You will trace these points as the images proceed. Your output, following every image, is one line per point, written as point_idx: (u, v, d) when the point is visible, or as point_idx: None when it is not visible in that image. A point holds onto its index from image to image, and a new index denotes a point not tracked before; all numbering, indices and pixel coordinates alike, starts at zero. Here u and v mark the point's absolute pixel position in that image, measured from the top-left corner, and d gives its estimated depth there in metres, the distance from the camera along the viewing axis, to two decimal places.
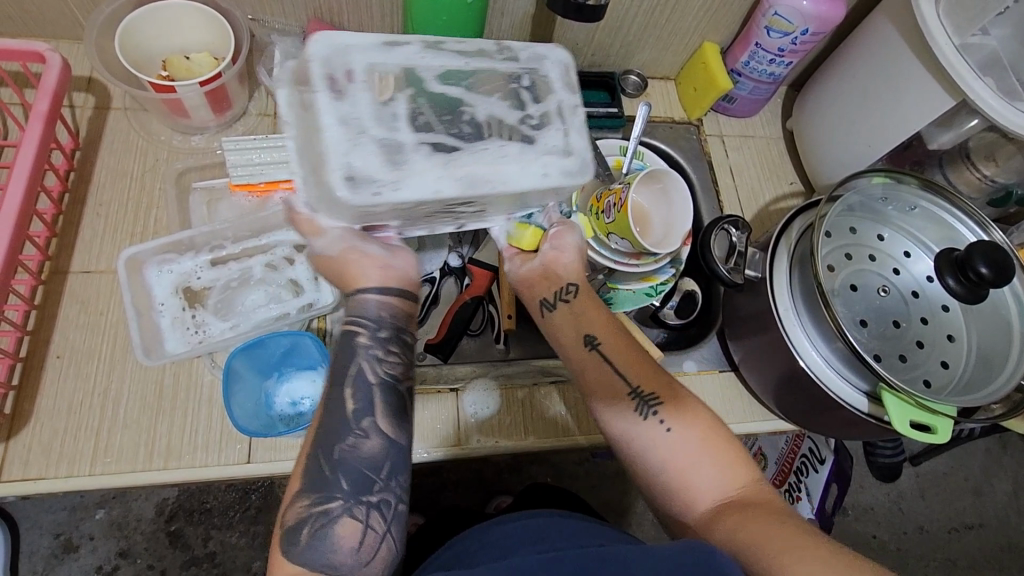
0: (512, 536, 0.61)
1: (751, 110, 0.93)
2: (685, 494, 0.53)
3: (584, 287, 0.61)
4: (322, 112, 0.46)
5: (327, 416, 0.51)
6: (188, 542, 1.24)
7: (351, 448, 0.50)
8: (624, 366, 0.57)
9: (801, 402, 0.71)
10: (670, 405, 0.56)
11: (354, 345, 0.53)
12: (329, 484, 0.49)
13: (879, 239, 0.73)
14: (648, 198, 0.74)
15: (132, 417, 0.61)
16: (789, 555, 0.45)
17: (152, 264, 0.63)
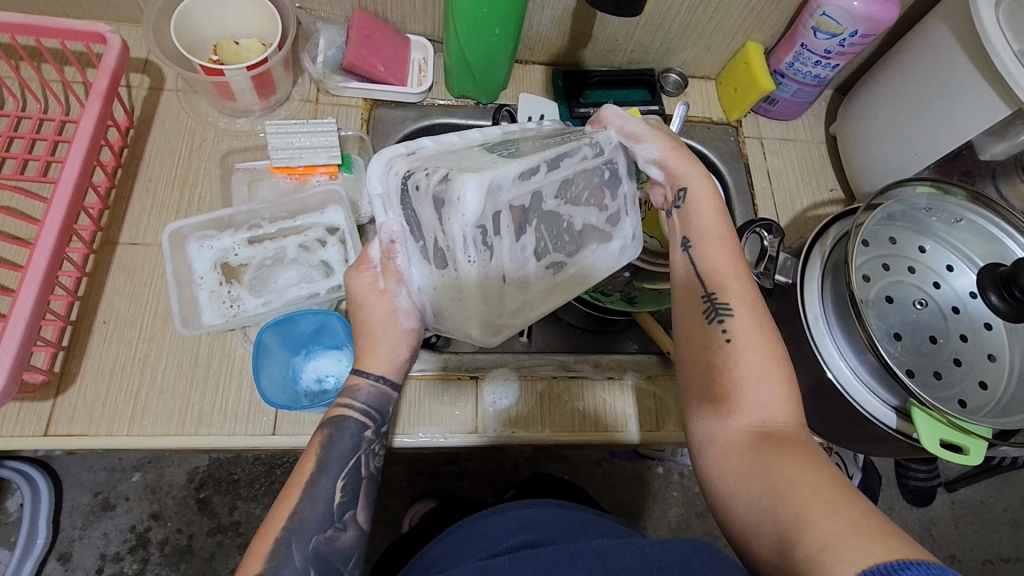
0: (503, 528, 0.62)
1: (793, 113, 0.91)
2: (725, 414, 0.51)
3: (695, 189, 0.58)
4: (433, 293, 0.52)
5: (310, 506, 0.53)
6: (215, 510, 1.30)
7: (324, 540, 0.53)
8: (705, 270, 0.56)
9: (826, 413, 0.70)
10: (742, 318, 0.53)
11: (357, 435, 0.56)
12: (293, 573, 0.50)
13: (921, 252, 0.71)
14: None
15: (169, 382, 0.64)
16: (817, 512, 0.43)
17: (194, 239, 0.65)
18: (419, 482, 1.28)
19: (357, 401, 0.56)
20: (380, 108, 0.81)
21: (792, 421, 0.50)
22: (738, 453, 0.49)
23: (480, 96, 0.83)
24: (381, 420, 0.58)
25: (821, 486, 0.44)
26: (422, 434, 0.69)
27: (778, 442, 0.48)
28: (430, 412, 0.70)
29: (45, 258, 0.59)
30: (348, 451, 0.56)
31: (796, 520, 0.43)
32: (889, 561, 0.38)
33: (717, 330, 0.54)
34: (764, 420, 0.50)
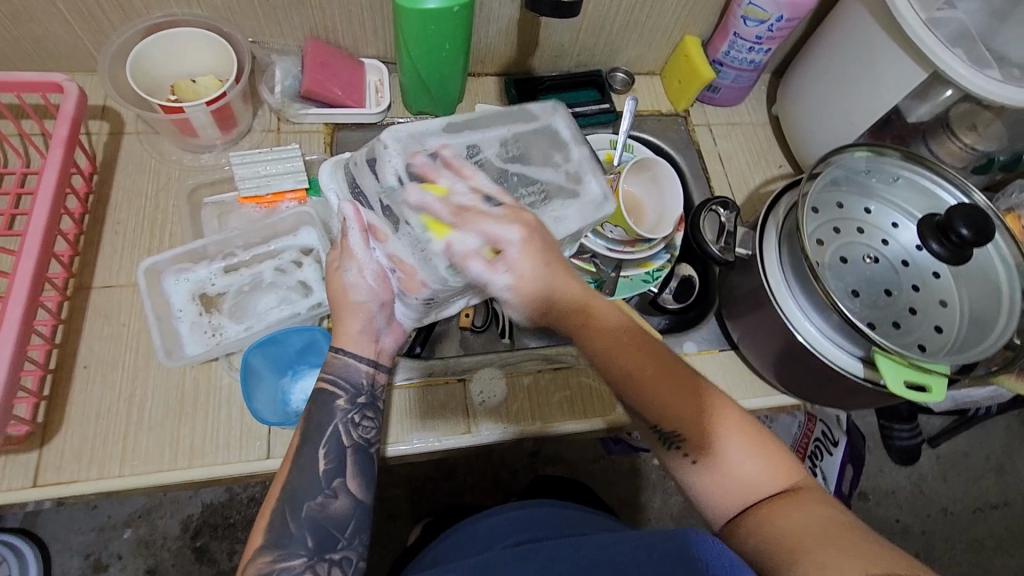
0: (500, 530, 0.67)
1: (735, 99, 0.96)
2: (717, 500, 0.54)
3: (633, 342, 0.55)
4: (398, 249, 0.56)
5: (301, 478, 0.57)
6: (213, 557, 1.41)
7: (317, 507, 0.56)
8: (657, 414, 0.54)
9: (801, 373, 0.73)
10: (733, 442, 0.54)
11: (331, 406, 0.60)
12: (294, 542, 0.54)
13: (867, 213, 0.75)
14: (639, 186, 0.81)
15: (157, 419, 0.64)
16: (832, 553, 0.46)
17: (169, 273, 0.65)
18: (419, 501, 1.28)
19: (339, 377, 0.61)
20: (341, 131, 0.83)
21: (763, 459, 0.54)
22: (738, 525, 0.52)
23: (438, 110, 0.86)
24: (361, 391, 0.62)
25: (827, 530, 0.48)
26: (416, 440, 0.70)
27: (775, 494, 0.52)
28: (422, 417, 0.72)
29: (20, 307, 0.59)
30: (328, 423, 0.59)
31: (786, 553, 0.48)
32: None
33: (680, 454, 0.55)
34: (751, 491, 0.53)
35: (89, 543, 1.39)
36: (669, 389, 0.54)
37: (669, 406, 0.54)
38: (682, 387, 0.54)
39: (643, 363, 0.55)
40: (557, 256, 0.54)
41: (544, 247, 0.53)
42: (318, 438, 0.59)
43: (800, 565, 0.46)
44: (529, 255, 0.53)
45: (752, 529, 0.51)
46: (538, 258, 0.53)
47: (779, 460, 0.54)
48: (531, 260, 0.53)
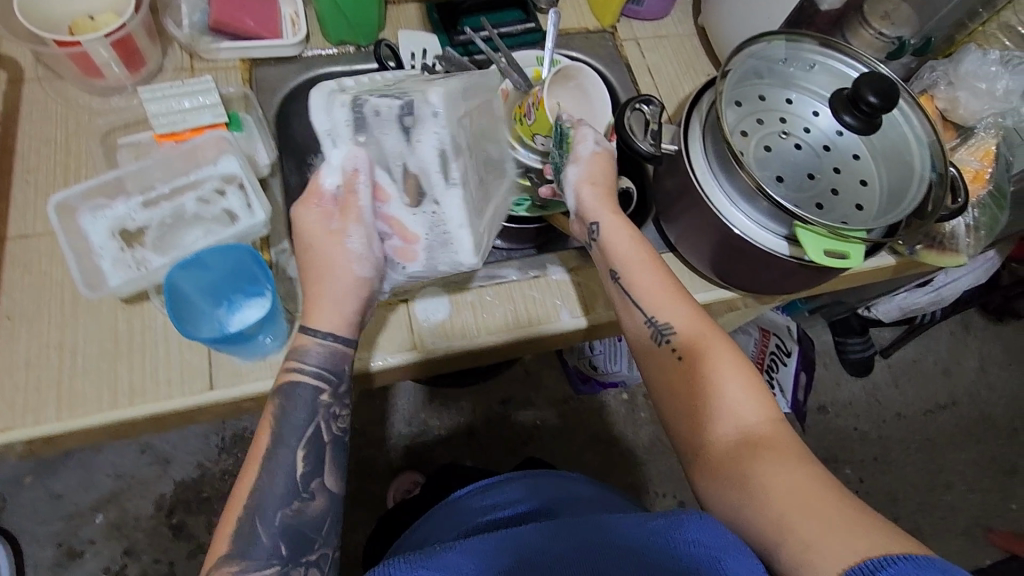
0: (499, 499, 0.76)
1: (659, 11, 0.96)
2: (711, 462, 0.58)
3: (687, 330, 0.63)
4: (407, 219, 0.62)
5: (271, 480, 0.57)
6: (191, 532, 1.43)
7: (291, 513, 0.57)
8: (700, 365, 0.61)
9: (734, 261, 0.76)
10: (735, 385, 0.59)
11: (312, 401, 0.60)
12: (264, 552, 0.56)
13: (789, 103, 0.77)
14: (569, 97, 0.81)
15: (92, 362, 0.63)
16: (814, 528, 0.50)
17: (85, 210, 0.62)
18: None
19: (309, 365, 0.60)
20: (259, 66, 0.80)
21: (772, 424, 0.57)
22: (727, 484, 0.56)
23: (359, 40, 0.84)
24: (337, 380, 0.61)
25: (810, 501, 0.51)
26: (364, 359, 0.71)
27: (764, 456, 0.55)
28: (369, 338, 0.72)
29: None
30: (304, 420, 0.59)
31: (778, 525, 0.51)
32: (874, 557, 0.47)
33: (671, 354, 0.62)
34: (751, 436, 0.57)
35: (60, 532, 1.39)
36: (693, 347, 0.62)
37: (687, 322, 0.63)
38: (702, 327, 0.63)
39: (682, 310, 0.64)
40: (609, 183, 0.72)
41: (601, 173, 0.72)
42: (291, 438, 0.58)
43: (792, 543, 0.50)
44: (591, 187, 0.70)
45: (739, 486, 0.55)
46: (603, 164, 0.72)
47: (784, 432, 0.57)
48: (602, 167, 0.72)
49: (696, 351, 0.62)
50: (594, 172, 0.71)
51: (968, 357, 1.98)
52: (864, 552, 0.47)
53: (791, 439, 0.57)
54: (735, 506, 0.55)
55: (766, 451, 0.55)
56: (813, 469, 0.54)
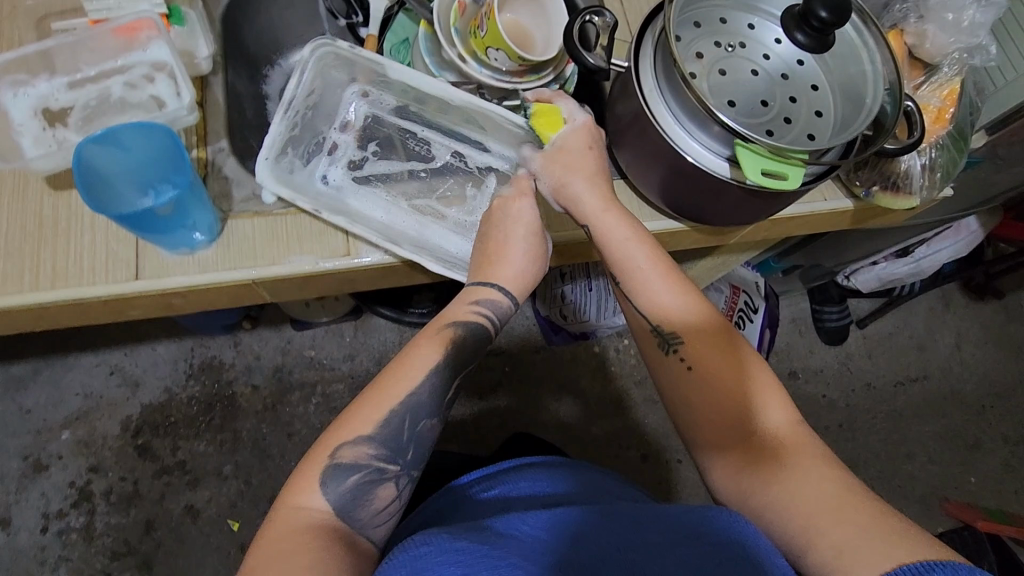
0: (521, 486, 0.73)
1: None
2: (718, 459, 0.64)
3: (703, 316, 0.68)
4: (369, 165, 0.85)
5: (421, 387, 0.64)
6: (156, 453, 1.45)
7: (426, 427, 0.65)
8: (708, 375, 0.66)
9: (680, 187, 0.74)
10: (770, 406, 0.64)
11: (482, 332, 0.69)
12: (405, 447, 0.63)
13: (750, 28, 0.74)
14: (527, 15, 0.79)
15: (15, 244, 0.62)
16: (831, 520, 0.55)
17: (4, 86, 0.61)
18: None
19: (487, 308, 0.69)
20: None
21: (793, 430, 0.63)
22: (736, 482, 0.61)
23: None
24: (495, 325, 0.71)
25: (833, 497, 0.56)
26: (296, 261, 0.68)
27: (779, 459, 0.60)
28: (302, 240, 0.69)
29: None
30: (471, 355, 0.69)
31: (805, 527, 0.55)
32: (914, 563, 0.50)
33: (675, 356, 0.67)
34: (765, 444, 0.62)
35: (27, 445, 1.42)
36: (705, 339, 0.67)
37: (682, 309, 0.68)
38: (711, 328, 0.68)
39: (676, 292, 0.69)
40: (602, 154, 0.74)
41: (596, 136, 0.74)
42: (443, 370, 0.66)
43: (818, 546, 0.54)
44: (575, 181, 0.72)
45: (757, 494, 0.59)
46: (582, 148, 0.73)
47: (805, 437, 0.62)
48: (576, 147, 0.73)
49: (712, 354, 0.66)
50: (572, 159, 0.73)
51: (945, 333, 1.97)
52: (904, 561, 0.50)
53: (814, 446, 0.61)
54: (757, 514, 0.59)
55: (784, 456, 0.60)
56: (808, 452, 0.61)
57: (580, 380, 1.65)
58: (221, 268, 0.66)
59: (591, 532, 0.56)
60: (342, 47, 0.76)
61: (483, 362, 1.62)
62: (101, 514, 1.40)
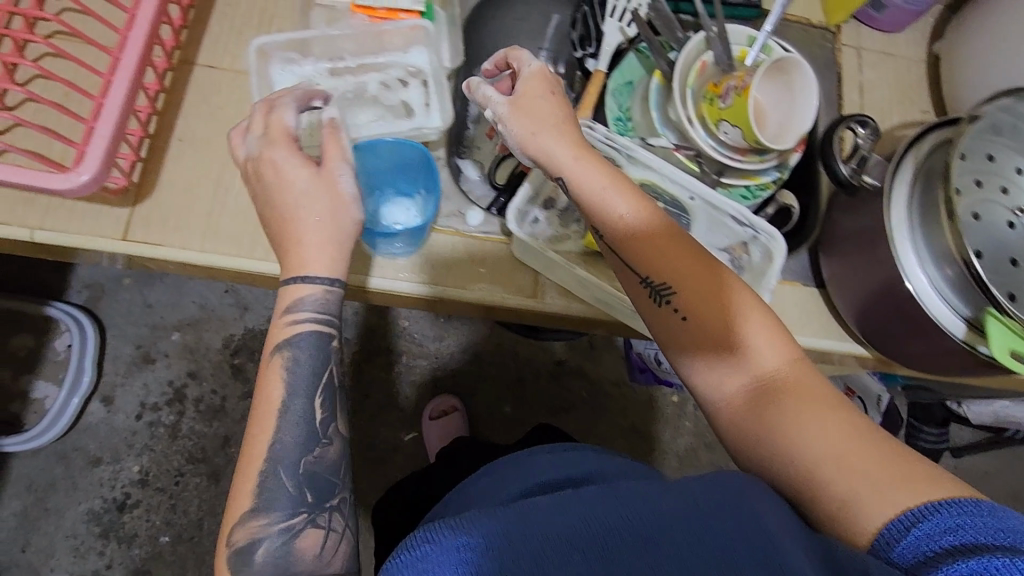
0: (552, 465, 0.60)
1: (900, 25, 0.86)
2: (716, 378, 0.56)
3: (663, 228, 0.59)
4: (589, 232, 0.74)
5: (284, 432, 0.56)
6: (248, 376, 1.52)
7: (314, 460, 0.57)
8: (692, 293, 0.57)
9: (889, 320, 0.68)
10: (766, 338, 0.55)
11: (325, 346, 0.59)
12: (289, 499, 0.56)
13: (1016, 173, 0.67)
14: (771, 93, 0.74)
15: (241, 207, 0.65)
16: (863, 484, 0.47)
17: (277, 60, 0.68)
18: None
19: (306, 310, 0.58)
20: None
21: (790, 367, 0.54)
22: (740, 413, 0.54)
23: None
24: (331, 324, 0.60)
25: (853, 435, 0.49)
26: (478, 288, 0.70)
27: (775, 396, 0.53)
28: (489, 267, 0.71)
29: (138, 45, 0.55)
30: (315, 370, 0.59)
31: (814, 470, 0.49)
32: (919, 506, 0.44)
33: (671, 311, 0.57)
34: (758, 377, 0.54)
35: (141, 336, 1.50)
36: (649, 248, 0.59)
37: (643, 217, 0.60)
38: (653, 243, 0.59)
39: (635, 212, 0.60)
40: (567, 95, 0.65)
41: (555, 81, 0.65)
42: (296, 399, 0.57)
43: (823, 497, 0.48)
44: (525, 103, 0.63)
45: (763, 440, 0.52)
46: (542, 94, 0.64)
47: (804, 373, 0.54)
48: (538, 92, 0.64)
49: (701, 292, 0.57)
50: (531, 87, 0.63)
51: None
52: (905, 505, 0.45)
53: (816, 384, 0.53)
54: (781, 440, 0.51)
55: (787, 399, 0.52)
56: (818, 395, 0.52)
57: (649, 420, 1.59)
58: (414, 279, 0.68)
59: (603, 514, 0.46)
60: (604, 133, 0.70)
61: (562, 378, 1.57)
62: (189, 418, 1.48)
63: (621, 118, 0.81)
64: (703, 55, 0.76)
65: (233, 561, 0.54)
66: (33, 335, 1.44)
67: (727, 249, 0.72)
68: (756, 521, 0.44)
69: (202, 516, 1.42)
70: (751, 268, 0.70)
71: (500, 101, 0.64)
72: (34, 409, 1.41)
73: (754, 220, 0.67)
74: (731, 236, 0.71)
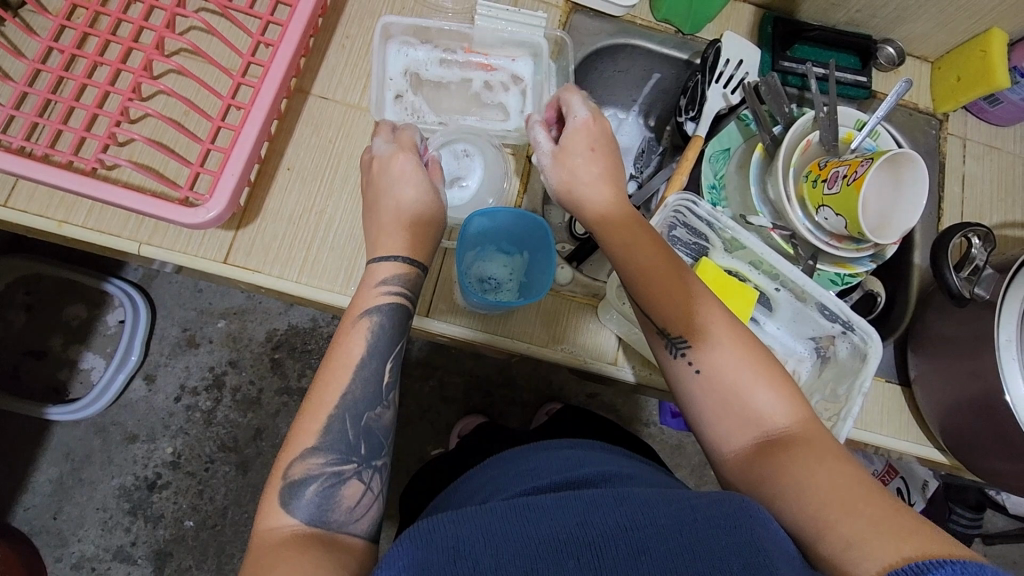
0: (556, 463, 0.59)
1: (1011, 120, 0.83)
2: (721, 428, 0.54)
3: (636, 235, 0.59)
4: None
5: (357, 385, 0.55)
6: (286, 372, 1.36)
7: (374, 418, 0.56)
8: (678, 316, 0.56)
9: (978, 433, 0.65)
10: (746, 375, 0.54)
11: (399, 317, 0.59)
12: (348, 446, 0.54)
13: None
14: (880, 180, 0.67)
15: (339, 243, 0.67)
16: (865, 533, 0.44)
17: (395, 42, 0.72)
18: (472, 396, 1.34)
19: (388, 289, 0.59)
20: (578, 13, 0.79)
21: (801, 423, 0.52)
22: (746, 464, 0.52)
23: (684, 26, 0.80)
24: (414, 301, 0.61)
25: (853, 490, 0.47)
26: (557, 348, 0.72)
27: (784, 447, 0.51)
28: (569, 328, 0.72)
29: (271, 94, 0.61)
30: (393, 340, 0.58)
31: (818, 529, 0.46)
32: (922, 561, 0.41)
33: (681, 360, 0.56)
34: (765, 429, 0.52)
35: (188, 319, 1.35)
36: (666, 293, 0.57)
37: (618, 224, 0.60)
38: (676, 289, 0.57)
39: (655, 261, 0.58)
40: (611, 151, 0.64)
41: (600, 133, 0.64)
42: (373, 360, 0.56)
43: (826, 542, 0.45)
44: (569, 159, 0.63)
45: (772, 490, 0.50)
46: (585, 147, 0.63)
47: (815, 430, 0.52)
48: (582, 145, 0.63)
49: (712, 332, 0.55)
50: (580, 143, 0.63)
51: None
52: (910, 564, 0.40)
53: (828, 443, 0.51)
54: (787, 487, 0.49)
55: (795, 452, 0.50)
56: (816, 445, 0.51)
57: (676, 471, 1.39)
58: (499, 333, 0.71)
59: (595, 520, 0.45)
60: (709, 210, 0.66)
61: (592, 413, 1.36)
62: (224, 406, 1.34)
63: (715, 185, 0.80)
64: (808, 134, 0.74)
65: (282, 494, 0.50)
66: (85, 306, 1.30)
67: (816, 339, 0.72)
68: (752, 540, 0.43)
69: (228, 506, 1.30)
70: (838, 362, 0.70)
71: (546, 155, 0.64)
72: (79, 379, 1.29)
73: (852, 319, 0.65)
74: (819, 329, 0.70)
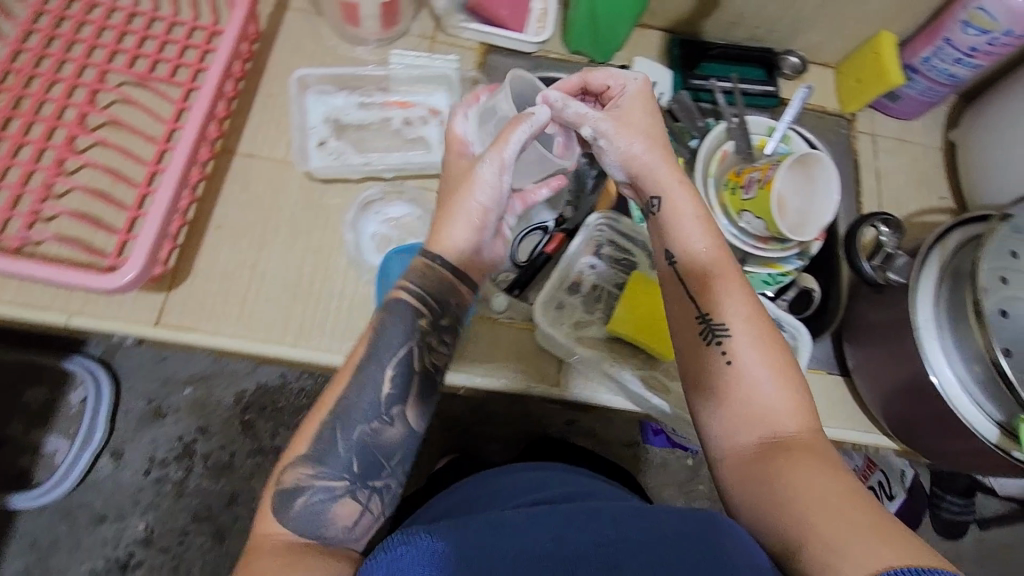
0: (521, 485, 0.61)
1: (915, 112, 0.88)
2: (732, 422, 0.54)
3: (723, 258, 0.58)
4: None
5: (356, 395, 0.53)
6: (258, 431, 1.32)
7: (371, 433, 0.52)
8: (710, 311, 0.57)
9: (918, 415, 0.66)
10: (771, 379, 0.54)
11: (408, 324, 0.54)
12: (336, 463, 0.51)
13: None
14: (791, 178, 0.70)
15: (274, 294, 0.67)
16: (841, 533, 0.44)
17: (313, 91, 0.75)
18: (447, 436, 1.32)
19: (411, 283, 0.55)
20: (494, 53, 0.81)
21: (804, 432, 0.53)
22: (746, 460, 0.52)
23: (595, 54, 0.84)
24: (427, 300, 0.55)
25: (839, 496, 0.47)
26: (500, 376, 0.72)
27: (787, 449, 0.51)
28: (512, 354, 0.73)
29: (186, 155, 0.62)
30: (399, 340, 0.54)
31: (802, 523, 0.46)
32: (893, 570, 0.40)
33: (716, 351, 0.56)
34: (773, 431, 0.52)
35: (153, 390, 1.32)
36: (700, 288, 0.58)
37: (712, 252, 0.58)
38: (714, 287, 0.57)
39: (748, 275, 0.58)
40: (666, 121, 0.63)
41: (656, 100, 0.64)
42: (395, 371, 0.53)
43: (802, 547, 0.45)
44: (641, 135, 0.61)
45: (769, 486, 0.50)
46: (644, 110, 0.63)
47: (819, 441, 0.52)
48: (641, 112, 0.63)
49: (744, 329, 0.56)
50: None
51: None
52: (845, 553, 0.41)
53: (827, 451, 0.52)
54: (784, 486, 0.49)
55: (794, 455, 0.51)
56: (815, 453, 0.51)
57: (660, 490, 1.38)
58: None
59: (568, 535, 0.43)
60: None
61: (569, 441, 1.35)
62: (197, 475, 1.30)
63: None
64: (724, 144, 0.77)
65: (274, 503, 0.50)
66: (45, 387, 1.27)
67: None
68: (717, 548, 0.43)
69: None
70: None
71: (600, 114, 0.61)
72: (41, 464, 1.25)
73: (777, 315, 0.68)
74: None
